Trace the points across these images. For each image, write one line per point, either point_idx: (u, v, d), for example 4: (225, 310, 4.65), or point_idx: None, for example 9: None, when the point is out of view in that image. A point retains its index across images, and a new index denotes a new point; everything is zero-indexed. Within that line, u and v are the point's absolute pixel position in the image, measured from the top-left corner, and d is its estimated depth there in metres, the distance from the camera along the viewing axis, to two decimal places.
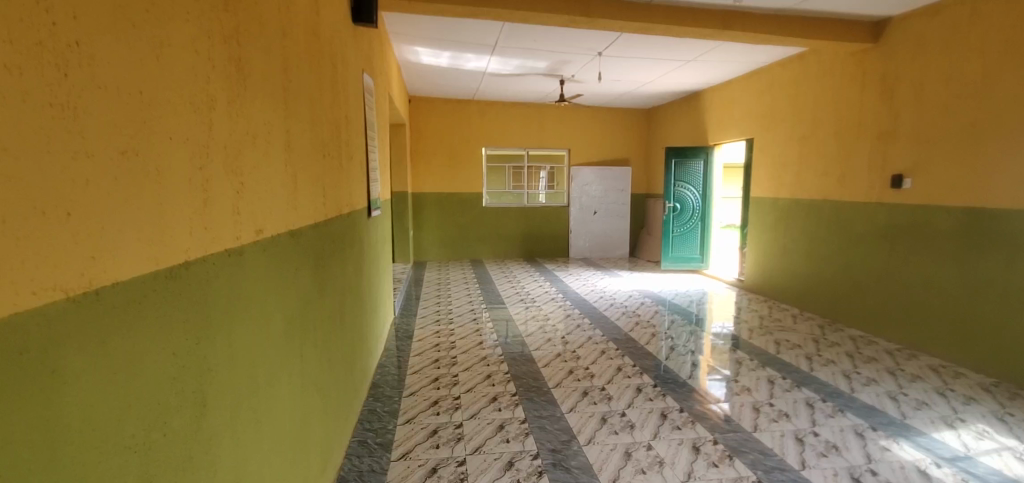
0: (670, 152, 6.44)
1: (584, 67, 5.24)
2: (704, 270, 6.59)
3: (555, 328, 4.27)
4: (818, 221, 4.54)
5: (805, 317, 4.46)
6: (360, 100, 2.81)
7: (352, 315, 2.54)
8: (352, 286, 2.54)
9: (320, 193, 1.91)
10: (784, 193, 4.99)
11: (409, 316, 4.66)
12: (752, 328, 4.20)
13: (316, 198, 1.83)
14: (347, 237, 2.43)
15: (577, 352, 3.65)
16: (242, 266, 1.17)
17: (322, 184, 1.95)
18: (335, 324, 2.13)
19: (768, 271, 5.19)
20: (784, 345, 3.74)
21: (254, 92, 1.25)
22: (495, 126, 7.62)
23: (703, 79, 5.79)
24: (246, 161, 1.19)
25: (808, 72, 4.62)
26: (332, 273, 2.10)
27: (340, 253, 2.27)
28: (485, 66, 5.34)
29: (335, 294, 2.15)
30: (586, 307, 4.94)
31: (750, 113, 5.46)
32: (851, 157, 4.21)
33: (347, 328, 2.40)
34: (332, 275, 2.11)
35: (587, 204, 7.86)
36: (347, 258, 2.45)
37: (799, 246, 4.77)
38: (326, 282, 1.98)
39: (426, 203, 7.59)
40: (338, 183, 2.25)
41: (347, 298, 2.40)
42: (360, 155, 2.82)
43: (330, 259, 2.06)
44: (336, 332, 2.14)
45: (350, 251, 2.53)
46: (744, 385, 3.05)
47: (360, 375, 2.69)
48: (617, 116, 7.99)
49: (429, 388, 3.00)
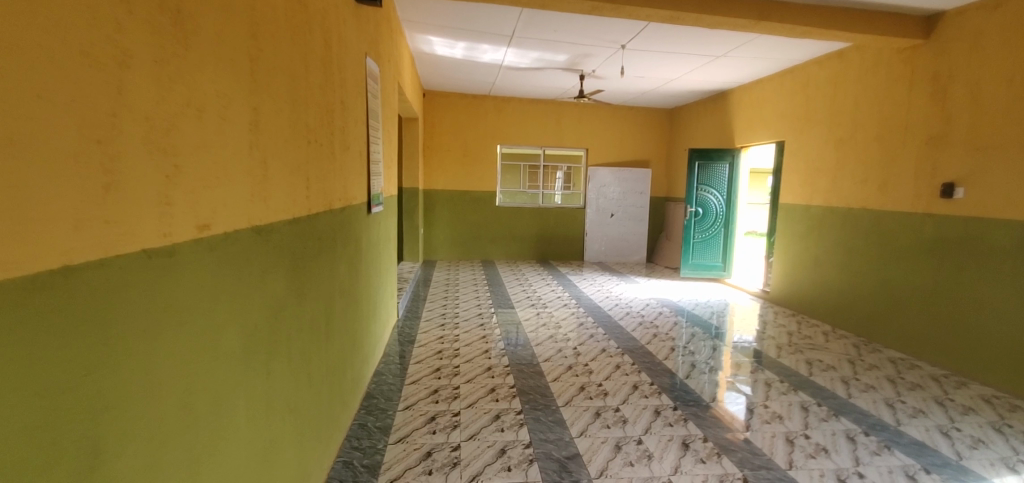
0: (694, 154, 6.15)
1: (605, 60, 4.97)
2: (726, 279, 6.23)
3: (567, 337, 4.01)
4: (856, 232, 4.20)
5: (837, 335, 4.13)
6: (361, 86, 2.57)
7: (343, 322, 2.30)
8: (343, 287, 2.31)
9: (304, 183, 1.68)
10: (818, 201, 4.65)
11: (413, 319, 4.43)
12: (780, 345, 3.89)
13: (295, 190, 1.59)
14: (339, 233, 2.20)
15: (590, 365, 3.37)
16: (172, 270, 0.93)
17: (307, 174, 1.72)
18: (319, 332, 1.90)
19: (798, 284, 4.85)
20: (816, 366, 3.43)
21: (202, 55, 1.02)
22: (511, 123, 7.37)
23: (731, 77, 5.48)
24: (184, 139, 0.95)
25: (849, 72, 4.29)
26: (316, 275, 1.86)
27: (329, 251, 2.03)
28: (502, 58, 5.09)
29: (320, 298, 1.91)
30: (599, 315, 4.67)
31: (781, 115, 5.13)
32: (895, 162, 3.87)
33: (335, 337, 2.16)
34: (317, 277, 1.87)
35: (605, 206, 7.57)
36: (339, 257, 2.21)
37: (834, 258, 4.42)
38: (307, 285, 1.74)
39: (438, 201, 7.37)
40: (329, 174, 2.01)
41: (336, 302, 2.16)
42: (359, 148, 2.59)
43: (314, 258, 1.82)
44: (319, 341, 1.91)
45: (343, 247, 2.29)
46: (774, 411, 2.75)
47: (352, 387, 2.47)
48: (639, 116, 7.69)
49: (427, 401, 2.76)
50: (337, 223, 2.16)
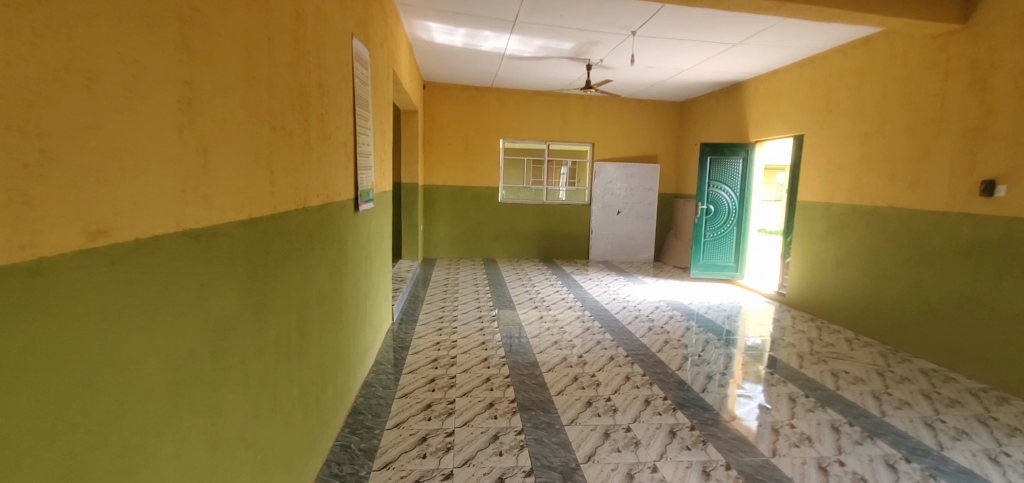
0: (705, 148, 5.88)
1: (614, 49, 4.70)
2: (738, 279, 5.94)
3: (573, 342, 3.74)
4: (883, 232, 3.92)
5: (862, 342, 3.86)
6: (345, 70, 2.31)
7: (321, 333, 2.03)
8: (322, 293, 2.04)
9: (265, 176, 1.42)
10: (840, 198, 4.37)
11: (409, 323, 4.16)
12: (801, 353, 3.62)
13: (251, 182, 1.32)
14: (316, 233, 1.93)
15: (598, 375, 3.10)
16: (33, 294, 0.67)
17: (270, 165, 1.45)
18: (288, 349, 1.63)
19: (819, 286, 4.56)
20: (843, 379, 3.17)
21: (93, 5, 0.77)
22: (515, 116, 7.10)
23: (747, 68, 5.20)
24: (56, 116, 0.71)
25: (877, 60, 4.01)
26: (284, 282, 1.59)
27: (302, 254, 1.76)
28: (504, 47, 4.83)
29: (289, 309, 1.65)
30: (606, 318, 4.40)
31: (800, 107, 4.85)
32: (927, 158, 3.59)
33: (310, 351, 1.90)
34: (285, 284, 1.60)
35: (611, 203, 7.30)
36: (315, 260, 1.94)
37: (859, 260, 4.14)
38: (269, 295, 1.47)
39: (439, 196, 7.11)
40: (303, 165, 1.74)
41: (312, 313, 1.90)
42: (343, 138, 2.32)
43: (280, 263, 1.56)
44: (288, 358, 1.64)
45: (322, 248, 2.02)
46: (803, 431, 2.49)
47: (334, 404, 2.22)
48: (647, 109, 7.40)
49: (419, 418, 2.51)
50: (313, 222, 1.89)
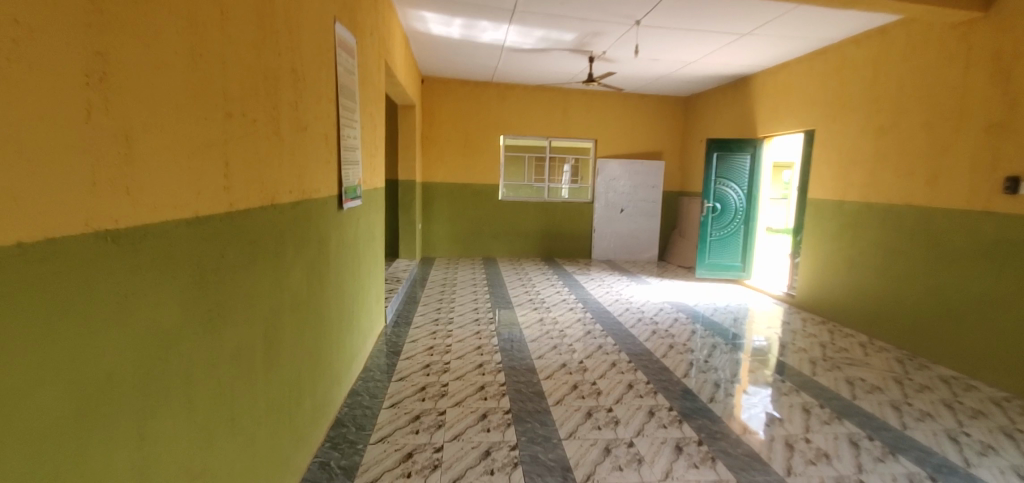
0: (712, 144, 5.68)
1: (617, 40, 4.52)
2: (745, 280, 5.75)
3: (573, 346, 3.55)
4: (900, 231, 3.73)
5: (876, 347, 3.68)
6: (325, 56, 2.13)
7: (294, 342, 1.85)
8: (295, 297, 1.85)
9: (217, 167, 1.24)
10: (853, 196, 4.18)
11: (402, 326, 3.98)
12: (813, 359, 3.44)
13: (195, 174, 1.14)
14: (288, 231, 1.75)
15: (599, 383, 2.92)
16: None
17: (224, 155, 1.27)
18: (248, 361, 1.45)
19: (830, 288, 4.37)
20: (859, 387, 2.98)
21: None
22: (515, 112, 6.92)
23: (755, 60, 5.00)
24: None
25: (894, 51, 3.81)
26: (243, 286, 1.41)
27: (268, 255, 1.58)
28: (503, 38, 4.66)
29: (251, 316, 1.47)
30: (608, 320, 4.21)
31: (811, 101, 4.65)
32: (948, 153, 3.39)
33: (280, 361, 1.72)
34: (245, 289, 1.42)
35: (614, 201, 7.12)
36: (287, 262, 1.76)
37: (873, 260, 3.95)
38: (223, 303, 1.30)
39: (437, 194, 6.94)
40: (271, 158, 1.57)
41: (282, 320, 1.73)
42: (324, 131, 2.14)
43: (238, 265, 1.37)
44: (249, 371, 1.46)
45: (295, 248, 1.84)
46: (820, 447, 2.30)
47: (312, 417, 2.05)
48: (651, 105, 7.21)
49: (406, 431, 2.32)
50: (284, 220, 1.71)
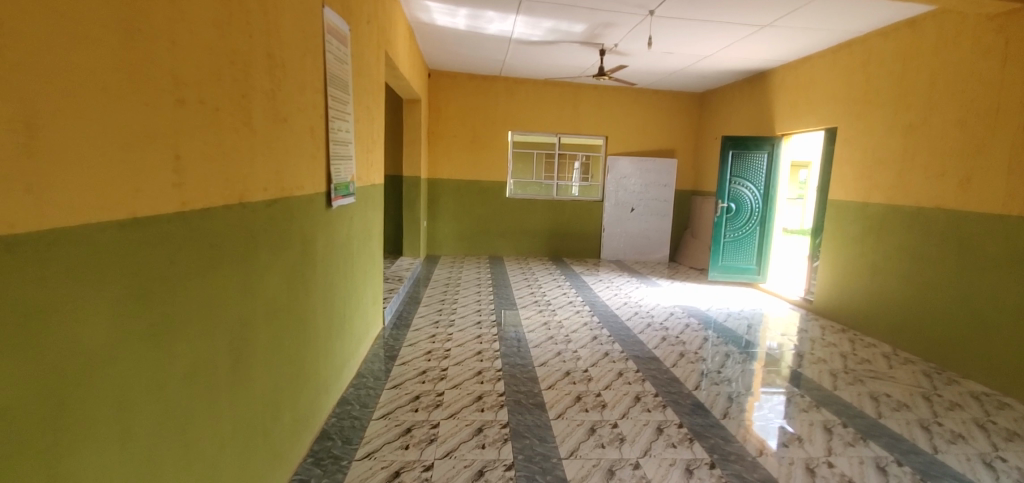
0: (728, 141, 5.46)
1: (630, 31, 4.33)
2: (760, 284, 5.52)
3: (578, 353, 3.37)
4: (928, 236, 3.50)
5: (901, 359, 3.46)
6: (311, 43, 1.97)
7: (268, 352, 1.69)
8: (270, 303, 1.69)
9: (161, 159, 1.09)
10: (877, 198, 3.95)
11: (401, 328, 3.83)
12: (834, 371, 3.23)
13: (125, 167, 0.99)
14: (260, 231, 1.59)
15: (604, 394, 2.74)
16: None
17: (171, 145, 1.11)
18: (207, 378, 1.30)
19: (852, 294, 4.15)
20: (884, 404, 2.77)
21: None
22: (524, 107, 6.74)
23: (774, 54, 4.78)
24: None
25: (923, 44, 3.58)
26: (199, 294, 1.25)
27: (234, 258, 1.42)
28: (511, 30, 4.49)
29: (210, 327, 1.31)
30: (616, 325, 4.03)
31: (833, 97, 4.42)
32: (981, 154, 3.17)
33: (251, 374, 1.57)
34: (202, 297, 1.26)
35: (624, 199, 6.92)
36: (259, 265, 1.60)
37: (899, 266, 3.72)
38: (171, 314, 1.14)
39: (443, 191, 6.79)
40: (238, 150, 1.41)
41: (254, 330, 1.57)
42: (309, 123, 1.99)
43: (193, 271, 1.21)
44: (208, 388, 1.31)
45: (271, 250, 1.67)
46: (843, 473, 2.11)
47: (291, 432, 1.90)
48: (665, 101, 6.99)
49: (394, 447, 2.16)
50: (256, 218, 1.55)
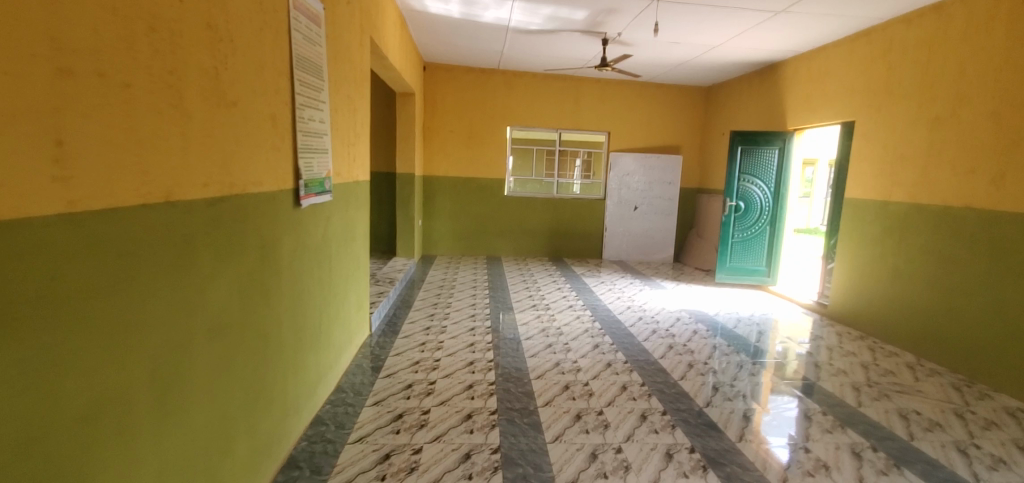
0: (736, 137, 5.19)
1: (634, 19, 4.07)
2: (770, 286, 5.26)
3: (578, 363, 3.10)
4: (957, 238, 3.24)
5: (927, 370, 3.20)
6: (270, 16, 1.72)
7: (212, 378, 1.44)
8: (212, 317, 1.43)
9: (28, 140, 0.85)
10: (900, 195, 3.69)
11: (389, 334, 3.57)
12: (856, 383, 2.97)
13: None
14: (196, 233, 1.33)
15: (607, 412, 2.48)
16: None
17: (43, 123, 0.88)
18: (104, 417, 1.05)
19: (872, 299, 3.88)
20: (917, 424, 2.51)
21: None
22: (523, 101, 6.48)
23: (787, 44, 4.52)
24: None
25: (952, 30, 3.31)
26: (93, 314, 1.01)
27: (153, 267, 1.16)
28: (507, 17, 4.24)
29: (112, 356, 1.06)
30: (619, 331, 3.77)
31: (851, 89, 4.16)
32: (1015, 148, 2.91)
33: (185, 405, 1.32)
34: (98, 317, 1.02)
35: (627, 197, 6.66)
36: (194, 275, 1.34)
37: (925, 270, 3.46)
38: (46, 342, 0.90)
39: (439, 188, 6.54)
40: (160, 134, 1.17)
41: (189, 354, 1.32)
42: (269, 110, 1.74)
43: (80, 286, 0.96)
44: (109, 427, 1.07)
45: (213, 255, 1.41)
46: None
47: (245, 464, 1.65)
48: (669, 95, 6.72)
49: (369, 478, 1.91)
50: (188, 220, 1.29)
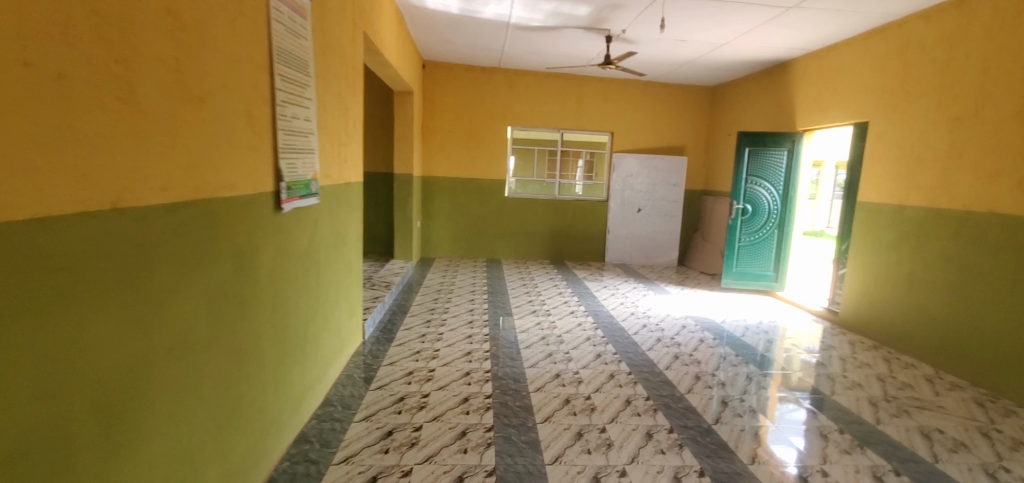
0: (744, 138, 5.07)
1: (640, 15, 3.92)
2: (778, 291, 5.11)
3: (579, 374, 2.95)
4: (979, 245, 3.09)
5: (946, 384, 3.05)
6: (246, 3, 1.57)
7: (171, 403, 1.30)
8: (172, 335, 1.29)
9: None
10: (918, 200, 3.54)
11: (383, 340, 3.41)
12: (873, 398, 2.82)
13: None
14: (151, 243, 1.19)
15: (610, 430, 2.33)
16: None
17: None
18: (28, 457, 0.90)
19: (887, 307, 3.72)
20: (941, 445, 2.35)
21: None
22: (525, 101, 6.35)
23: (797, 42, 4.37)
24: None
25: (974, 26, 3.16)
26: (10, 337, 0.87)
27: (93, 281, 1.03)
28: (508, 13, 4.10)
29: (37, 384, 0.92)
30: (622, 340, 3.61)
31: (865, 89, 4.01)
32: None
33: (136, 435, 1.17)
34: (18, 341, 0.87)
35: (631, 199, 6.51)
36: (149, 289, 1.19)
37: (944, 278, 3.30)
38: None
39: (438, 189, 6.41)
40: (103, 131, 1.04)
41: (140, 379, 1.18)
42: (245, 106, 1.60)
43: None
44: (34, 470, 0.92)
45: (172, 266, 1.27)
46: None
47: None
48: (674, 95, 6.57)
49: None
50: (139, 228, 1.15)
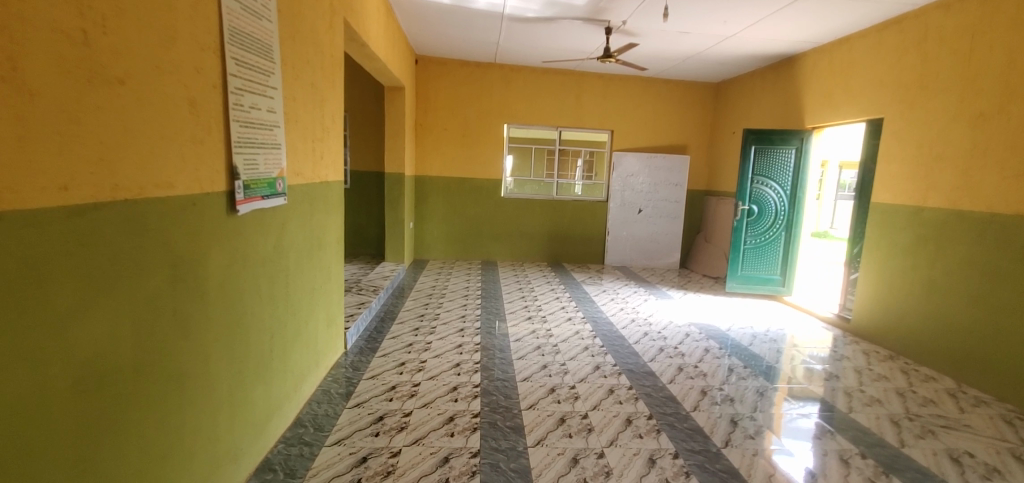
0: (749, 135, 4.82)
1: (641, 5, 3.70)
2: (785, 296, 4.89)
3: (576, 390, 2.72)
4: (1005, 251, 2.87)
5: (970, 400, 2.83)
6: None
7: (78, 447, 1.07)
8: (78, 365, 1.06)
9: None
10: (937, 201, 3.32)
11: (366, 350, 3.19)
12: (894, 416, 2.60)
13: None
14: (42, 257, 0.96)
15: (609, 456, 2.10)
16: None
17: None
18: None
19: (904, 314, 3.50)
20: (974, 472, 2.13)
21: None
22: (521, 98, 6.13)
23: (806, 35, 4.16)
24: None
25: (999, 15, 2.94)
26: None
27: None
28: (502, 3, 3.87)
29: None
30: (621, 350, 3.39)
31: (879, 83, 3.80)
32: None
33: None
34: None
35: (631, 200, 6.29)
36: (42, 314, 0.97)
37: (967, 285, 3.09)
38: None
39: (432, 189, 6.19)
40: None
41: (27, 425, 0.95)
42: (186, 93, 1.39)
43: None
44: None
45: (76, 283, 1.05)
46: None
47: None
48: (676, 92, 6.36)
49: None
50: (24, 237, 0.92)
